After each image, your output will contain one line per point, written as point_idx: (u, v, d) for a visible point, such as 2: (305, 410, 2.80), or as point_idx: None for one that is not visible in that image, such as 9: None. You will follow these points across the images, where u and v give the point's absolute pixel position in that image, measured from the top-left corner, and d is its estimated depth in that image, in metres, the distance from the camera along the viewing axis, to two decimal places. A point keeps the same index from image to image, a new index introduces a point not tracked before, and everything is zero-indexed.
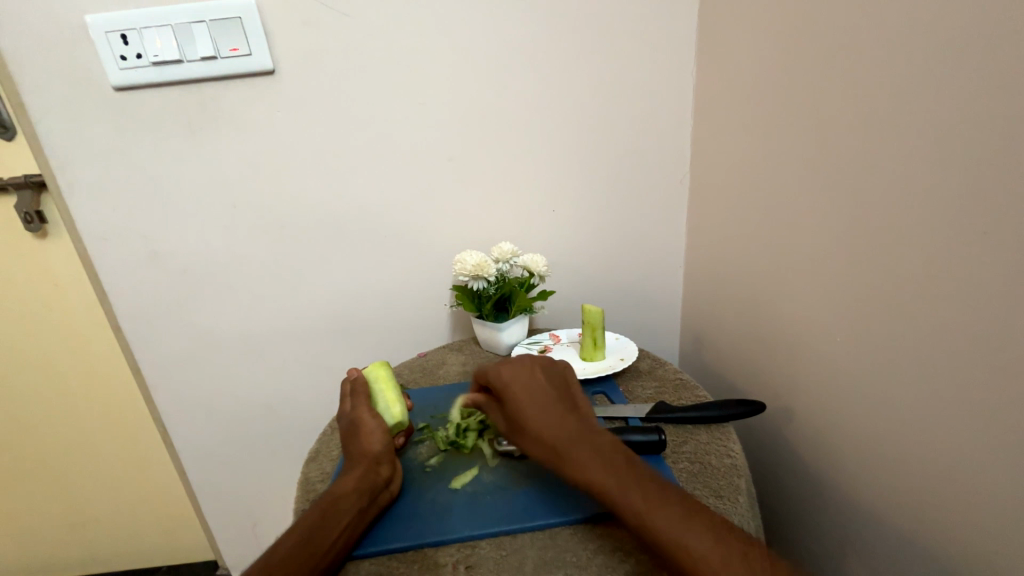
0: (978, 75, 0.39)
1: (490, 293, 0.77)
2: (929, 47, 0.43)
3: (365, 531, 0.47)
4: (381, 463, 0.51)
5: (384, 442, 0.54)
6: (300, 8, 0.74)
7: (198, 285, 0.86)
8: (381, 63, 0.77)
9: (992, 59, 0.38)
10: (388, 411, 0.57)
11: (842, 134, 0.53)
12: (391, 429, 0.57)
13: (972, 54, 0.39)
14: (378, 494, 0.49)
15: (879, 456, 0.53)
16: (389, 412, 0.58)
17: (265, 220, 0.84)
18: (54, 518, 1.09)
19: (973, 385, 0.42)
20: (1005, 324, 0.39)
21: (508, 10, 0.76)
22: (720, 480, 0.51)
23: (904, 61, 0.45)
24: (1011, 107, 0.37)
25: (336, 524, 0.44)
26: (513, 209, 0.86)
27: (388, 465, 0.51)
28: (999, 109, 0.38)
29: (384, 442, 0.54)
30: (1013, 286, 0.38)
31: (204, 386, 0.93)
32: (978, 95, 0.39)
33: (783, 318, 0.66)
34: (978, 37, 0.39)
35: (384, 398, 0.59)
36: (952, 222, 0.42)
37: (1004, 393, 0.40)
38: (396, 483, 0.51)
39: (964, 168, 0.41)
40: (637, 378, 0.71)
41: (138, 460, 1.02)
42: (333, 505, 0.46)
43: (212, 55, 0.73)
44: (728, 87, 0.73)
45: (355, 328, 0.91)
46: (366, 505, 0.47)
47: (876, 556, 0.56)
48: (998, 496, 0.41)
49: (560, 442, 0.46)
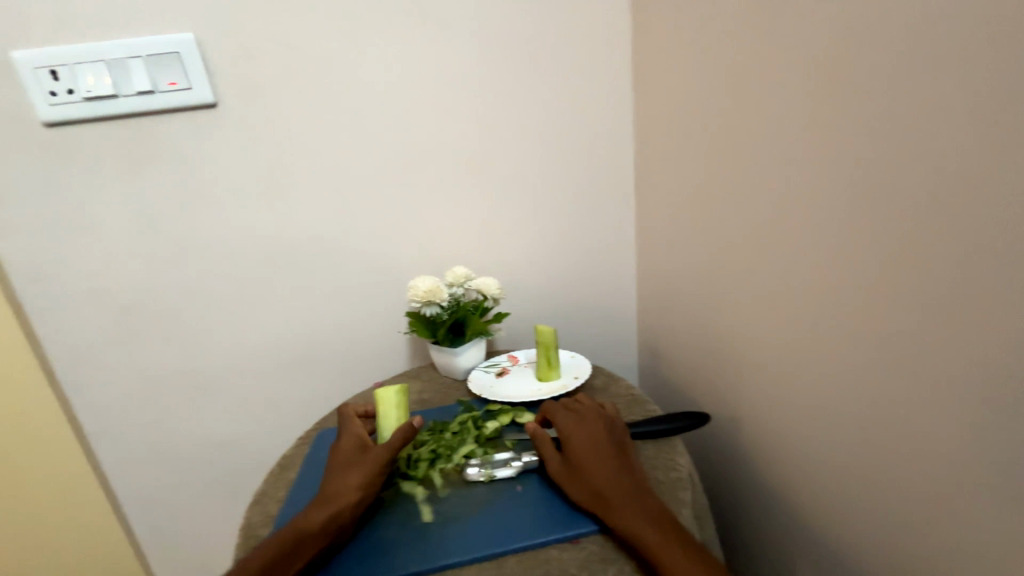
0: (876, 104, 0.44)
1: (443, 318, 0.77)
2: (838, 81, 0.48)
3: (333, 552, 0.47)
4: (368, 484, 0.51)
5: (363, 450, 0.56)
6: (240, 42, 0.74)
7: (139, 323, 0.83)
8: (328, 94, 0.78)
9: (886, 91, 0.43)
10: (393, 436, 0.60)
11: (767, 157, 0.58)
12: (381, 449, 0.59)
13: (868, 87, 0.45)
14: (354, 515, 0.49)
15: (824, 453, 0.57)
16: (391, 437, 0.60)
17: (212, 253, 0.81)
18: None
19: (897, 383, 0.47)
20: (918, 322, 0.44)
21: (451, 44, 0.79)
22: (665, 494, 0.52)
23: (816, 95, 0.50)
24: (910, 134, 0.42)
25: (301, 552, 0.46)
26: (466, 233, 0.87)
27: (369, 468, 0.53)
28: (897, 135, 0.43)
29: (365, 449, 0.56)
30: (920, 289, 0.43)
31: (149, 430, 0.88)
32: (876, 122, 0.45)
33: (728, 330, 0.70)
34: (872, 72, 0.44)
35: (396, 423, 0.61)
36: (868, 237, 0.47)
37: (924, 389, 0.44)
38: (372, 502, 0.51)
39: (873, 185, 0.46)
40: (591, 395, 0.73)
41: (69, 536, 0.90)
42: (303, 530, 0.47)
43: (150, 89, 0.72)
44: (663, 114, 0.78)
45: (311, 359, 0.89)
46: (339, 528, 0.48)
47: (828, 549, 0.59)
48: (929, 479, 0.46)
49: (612, 493, 0.46)
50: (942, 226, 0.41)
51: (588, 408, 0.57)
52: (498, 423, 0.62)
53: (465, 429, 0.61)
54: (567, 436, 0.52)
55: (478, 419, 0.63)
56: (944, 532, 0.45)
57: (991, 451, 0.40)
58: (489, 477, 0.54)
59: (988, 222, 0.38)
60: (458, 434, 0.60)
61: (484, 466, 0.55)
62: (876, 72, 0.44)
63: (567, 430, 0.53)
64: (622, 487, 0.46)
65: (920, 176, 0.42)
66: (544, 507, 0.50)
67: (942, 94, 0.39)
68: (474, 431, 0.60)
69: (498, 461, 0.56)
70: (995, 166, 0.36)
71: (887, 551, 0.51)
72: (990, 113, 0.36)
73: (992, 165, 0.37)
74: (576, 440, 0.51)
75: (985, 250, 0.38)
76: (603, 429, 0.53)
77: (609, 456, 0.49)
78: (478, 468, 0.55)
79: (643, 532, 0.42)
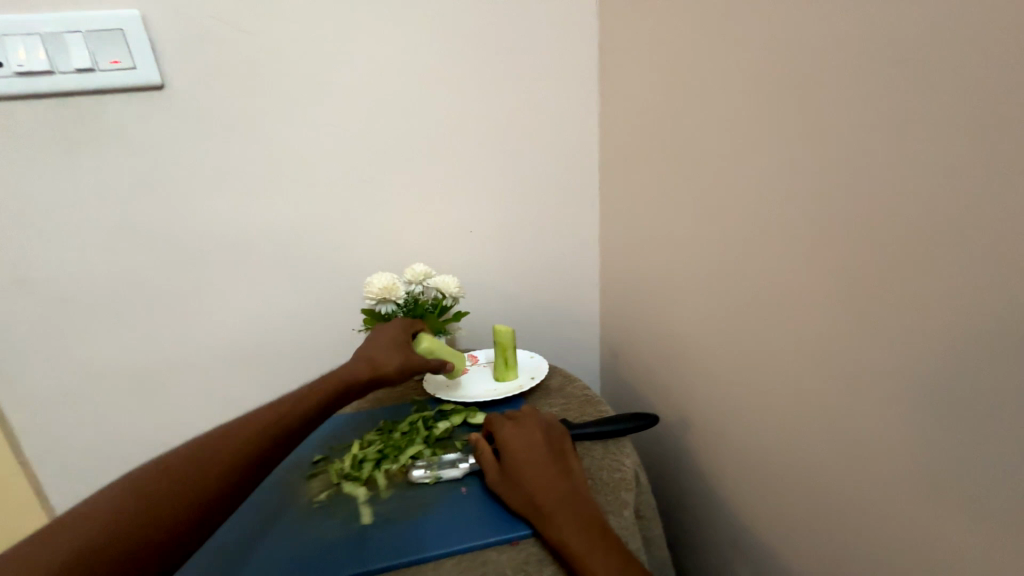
0: (815, 117, 0.46)
1: (399, 316, 0.75)
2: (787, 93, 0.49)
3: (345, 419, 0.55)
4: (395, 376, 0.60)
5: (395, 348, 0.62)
6: (192, 23, 0.71)
7: (76, 315, 0.78)
8: (287, 83, 0.76)
9: (823, 103, 0.45)
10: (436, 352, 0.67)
11: (719, 164, 0.60)
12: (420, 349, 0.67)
13: (808, 100, 0.47)
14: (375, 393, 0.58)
15: (764, 452, 0.59)
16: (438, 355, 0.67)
17: (157, 243, 0.78)
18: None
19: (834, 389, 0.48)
20: (844, 326, 0.46)
21: (417, 38, 0.77)
22: (608, 494, 0.53)
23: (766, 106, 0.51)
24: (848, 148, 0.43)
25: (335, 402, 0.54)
26: (428, 230, 0.86)
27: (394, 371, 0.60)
28: (832, 146, 0.45)
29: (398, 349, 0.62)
30: (847, 294, 0.45)
31: (83, 428, 0.83)
32: (815, 133, 0.47)
33: (682, 333, 0.71)
34: (811, 86, 0.46)
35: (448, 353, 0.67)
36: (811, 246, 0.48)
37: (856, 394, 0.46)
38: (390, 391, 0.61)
39: (811, 194, 0.48)
40: (546, 395, 0.73)
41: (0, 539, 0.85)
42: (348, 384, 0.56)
43: (90, 66, 0.68)
44: (627, 119, 0.79)
45: (265, 355, 0.86)
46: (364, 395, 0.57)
47: (767, 545, 0.61)
48: (853, 476, 0.48)
49: (547, 501, 0.46)
50: (867, 235, 0.43)
51: (529, 416, 0.56)
52: (449, 424, 0.62)
53: (414, 430, 0.61)
54: (505, 442, 0.52)
55: (429, 419, 0.63)
56: (865, 527, 0.47)
57: (904, 450, 0.42)
58: (436, 478, 0.53)
59: (903, 233, 0.39)
60: (407, 434, 0.60)
61: (431, 467, 0.54)
62: (814, 85, 0.46)
63: (505, 437, 0.52)
64: (557, 496, 0.46)
65: (850, 186, 0.44)
66: (486, 509, 0.49)
67: (868, 109, 0.41)
68: (423, 431, 0.60)
69: (445, 461, 0.55)
70: (912, 179, 0.38)
71: (818, 547, 0.53)
72: (907, 128, 0.38)
73: (909, 178, 0.38)
74: (513, 447, 0.51)
75: (901, 259, 0.40)
76: (540, 434, 0.52)
77: (546, 467, 0.49)
78: (424, 469, 0.54)
79: (577, 544, 0.43)
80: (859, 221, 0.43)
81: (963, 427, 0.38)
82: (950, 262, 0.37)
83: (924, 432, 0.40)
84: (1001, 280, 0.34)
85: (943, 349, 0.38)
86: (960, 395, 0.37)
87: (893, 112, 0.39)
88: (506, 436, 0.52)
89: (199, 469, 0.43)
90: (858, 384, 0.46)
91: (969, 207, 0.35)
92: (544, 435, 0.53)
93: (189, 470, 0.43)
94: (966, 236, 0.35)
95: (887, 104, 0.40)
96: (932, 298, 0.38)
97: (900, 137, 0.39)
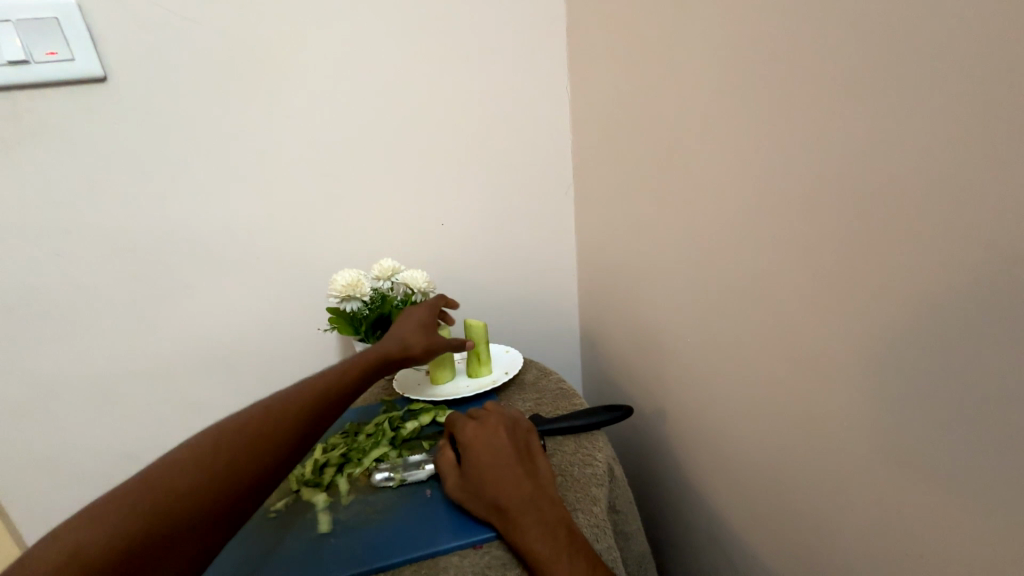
0: (770, 91, 0.44)
1: (365, 314, 0.72)
2: (743, 70, 0.47)
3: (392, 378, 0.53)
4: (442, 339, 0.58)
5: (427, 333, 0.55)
6: (132, 11, 0.67)
7: (25, 323, 0.74)
8: (239, 73, 0.72)
9: (779, 77, 0.43)
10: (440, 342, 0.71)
11: (681, 146, 0.57)
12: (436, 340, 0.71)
13: (763, 73, 0.45)
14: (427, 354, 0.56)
15: (737, 441, 0.57)
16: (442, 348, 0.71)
17: (109, 245, 0.74)
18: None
19: (797, 377, 0.47)
20: (804, 309, 0.44)
21: (376, 23, 0.74)
22: (578, 491, 0.51)
23: (725, 85, 0.49)
24: (805, 125, 0.41)
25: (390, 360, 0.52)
26: (397, 225, 0.83)
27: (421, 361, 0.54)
28: (787, 121, 0.43)
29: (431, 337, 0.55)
30: (806, 276, 0.44)
31: (41, 441, 0.79)
32: (770, 109, 0.44)
33: (656, 324, 0.70)
34: (766, 59, 0.44)
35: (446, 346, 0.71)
36: (772, 229, 0.46)
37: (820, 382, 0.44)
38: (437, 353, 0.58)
39: (769, 172, 0.46)
40: (520, 390, 0.71)
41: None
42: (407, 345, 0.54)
43: (24, 59, 0.64)
44: (595, 103, 0.77)
45: (231, 360, 0.83)
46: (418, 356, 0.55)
47: (743, 535, 0.60)
48: (818, 464, 0.46)
49: (511, 507, 0.43)
50: (823, 213, 0.41)
51: (492, 415, 0.53)
52: (417, 423, 0.59)
53: (380, 431, 0.58)
54: (467, 445, 0.49)
55: (396, 419, 0.60)
56: (832, 515, 0.46)
57: (863, 435, 0.41)
58: (400, 482, 0.51)
59: (858, 211, 0.38)
60: (373, 436, 0.58)
61: (395, 470, 0.52)
62: (769, 58, 0.44)
63: (467, 439, 0.50)
64: (521, 500, 0.44)
65: (807, 162, 0.41)
66: (450, 513, 0.48)
67: (820, 80, 0.39)
68: (389, 433, 0.58)
69: (411, 463, 0.53)
70: (863, 152, 0.36)
71: (788, 535, 0.52)
72: (857, 98, 0.36)
73: (861, 153, 0.37)
74: (476, 449, 0.48)
75: (854, 236, 0.38)
76: (504, 434, 0.50)
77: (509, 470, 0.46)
78: (388, 473, 0.52)
79: (540, 549, 0.41)
80: (816, 198, 0.41)
81: (918, 410, 0.36)
82: (900, 237, 0.35)
83: (881, 416, 0.39)
84: (955, 256, 0.32)
85: (898, 329, 0.36)
86: (914, 376, 0.36)
87: (842, 82, 0.37)
88: (468, 439, 0.50)
89: (218, 463, 0.38)
90: (818, 369, 0.44)
91: (915, 178, 0.33)
92: (509, 434, 0.50)
93: (240, 436, 0.40)
94: (916, 210, 0.33)
95: (837, 74, 0.37)
96: (885, 277, 0.36)
97: (850, 108, 0.37)
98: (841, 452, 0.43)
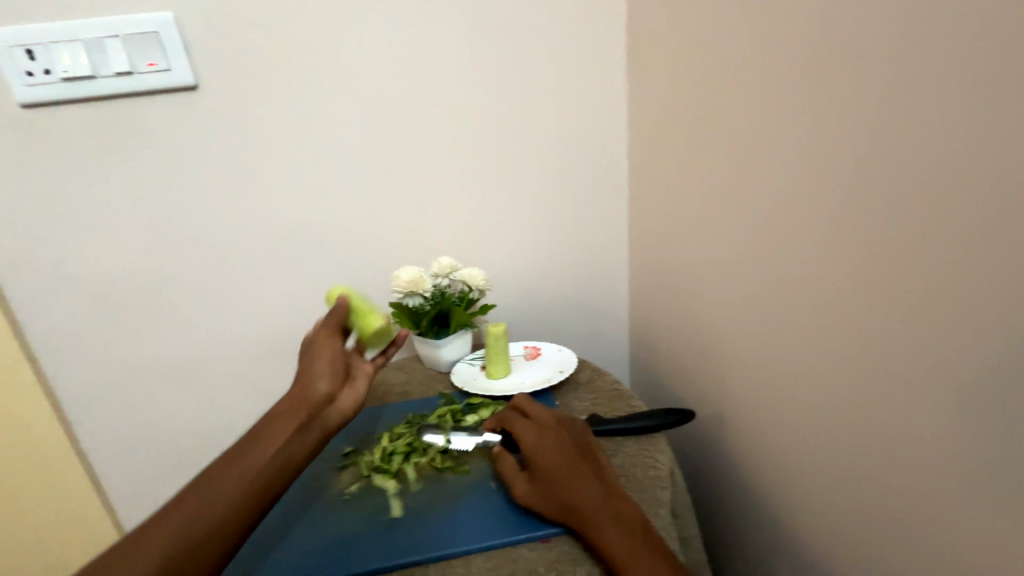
0: (864, 89, 0.43)
1: (426, 309, 0.76)
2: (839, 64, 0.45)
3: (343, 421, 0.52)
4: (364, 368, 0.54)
5: (329, 362, 0.52)
6: (219, 22, 0.71)
7: (119, 310, 0.81)
8: (311, 78, 0.75)
9: (876, 75, 0.41)
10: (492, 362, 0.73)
11: (756, 146, 0.56)
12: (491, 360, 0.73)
13: (857, 70, 0.43)
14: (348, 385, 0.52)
15: (805, 451, 0.55)
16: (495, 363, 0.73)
17: (192, 240, 0.80)
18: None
19: (889, 388, 0.44)
20: (895, 317, 0.43)
21: (440, 28, 0.76)
22: (640, 493, 0.51)
23: (815, 80, 0.47)
24: (910, 118, 0.39)
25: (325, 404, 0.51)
26: (452, 224, 0.85)
27: (344, 395, 0.51)
28: (883, 121, 0.41)
29: (332, 366, 0.52)
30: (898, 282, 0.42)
31: (128, 418, 0.87)
32: (864, 108, 0.43)
33: (718, 327, 0.68)
34: (861, 55, 0.43)
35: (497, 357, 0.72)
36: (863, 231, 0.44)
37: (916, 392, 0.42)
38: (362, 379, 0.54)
39: (858, 173, 0.44)
40: (574, 389, 0.71)
41: (57, 524, 0.89)
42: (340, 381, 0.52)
43: (129, 70, 0.70)
44: (656, 102, 0.76)
45: (295, 349, 0.87)
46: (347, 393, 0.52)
47: (807, 549, 0.58)
48: (903, 480, 0.44)
49: (588, 506, 0.44)
50: (925, 214, 0.39)
51: (546, 414, 0.53)
52: (477, 417, 0.61)
53: (443, 423, 0.60)
54: (532, 445, 0.49)
55: (456, 412, 0.62)
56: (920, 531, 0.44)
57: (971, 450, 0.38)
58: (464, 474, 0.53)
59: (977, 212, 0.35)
60: (435, 428, 0.60)
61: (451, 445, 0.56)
62: (865, 55, 0.42)
63: (530, 439, 0.50)
64: (595, 500, 0.44)
65: (906, 164, 0.40)
66: (514, 505, 0.49)
67: (931, 76, 0.37)
68: (451, 425, 0.60)
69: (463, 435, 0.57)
70: (977, 155, 0.35)
71: (861, 552, 0.50)
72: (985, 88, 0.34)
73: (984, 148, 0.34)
74: (543, 450, 0.48)
75: (964, 242, 0.37)
76: (567, 436, 0.50)
77: (573, 470, 0.46)
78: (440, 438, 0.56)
79: (615, 546, 0.41)
80: (915, 203, 0.40)
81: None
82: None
83: (986, 433, 0.37)
84: None
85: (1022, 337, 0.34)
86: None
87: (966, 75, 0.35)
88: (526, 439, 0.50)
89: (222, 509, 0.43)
90: (914, 379, 0.42)
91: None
92: (571, 434, 0.50)
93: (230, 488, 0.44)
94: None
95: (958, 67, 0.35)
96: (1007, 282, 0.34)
97: (964, 109, 0.35)
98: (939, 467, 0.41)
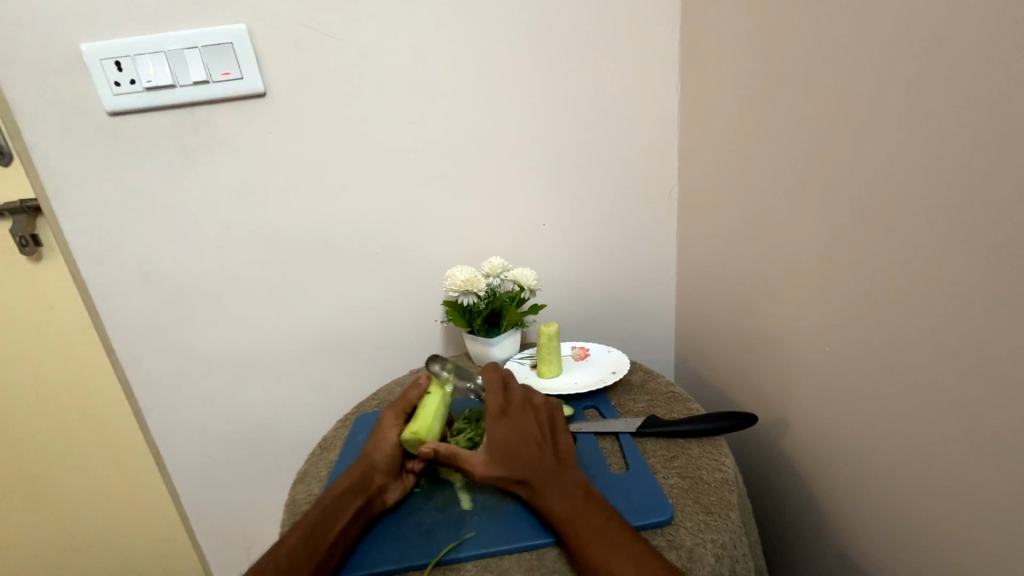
0: (959, 96, 0.41)
1: (480, 308, 0.77)
2: (921, 66, 0.44)
3: (371, 525, 0.49)
4: (379, 469, 0.52)
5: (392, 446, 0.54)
6: (288, 31, 0.74)
7: (190, 305, 0.86)
8: (373, 83, 0.78)
9: (968, 82, 0.40)
10: (547, 360, 0.72)
11: (826, 149, 0.55)
12: (546, 358, 0.72)
13: (950, 77, 0.41)
14: (373, 497, 0.50)
15: (877, 460, 0.54)
16: (551, 362, 0.72)
17: (258, 241, 0.84)
18: (42, 557, 1.04)
19: (971, 396, 0.44)
20: (980, 322, 0.42)
21: (498, 33, 0.78)
22: (712, 495, 0.50)
23: (893, 81, 0.46)
24: (1000, 121, 0.38)
25: (350, 509, 0.48)
26: (503, 223, 0.87)
27: (395, 485, 0.52)
28: (972, 130, 0.40)
29: (392, 455, 0.54)
30: (987, 292, 0.41)
31: (196, 409, 0.92)
32: (957, 116, 0.41)
33: (777, 330, 0.68)
34: (953, 64, 0.41)
35: (550, 355, 0.72)
36: (945, 235, 0.44)
37: (1002, 398, 0.41)
38: (392, 491, 0.52)
39: (939, 181, 0.43)
40: (628, 390, 0.72)
41: (133, 493, 0.98)
42: (369, 475, 0.51)
43: (205, 78, 0.74)
44: (713, 104, 0.76)
45: (350, 344, 0.91)
46: (365, 499, 0.49)
47: (879, 557, 0.57)
48: (995, 496, 0.43)
49: (586, 541, 0.43)
50: (1010, 218, 0.38)
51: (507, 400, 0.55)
52: None
53: None
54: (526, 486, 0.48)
55: None
56: (998, 539, 0.43)
57: None
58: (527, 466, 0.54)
59: None
60: None
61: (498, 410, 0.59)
62: (954, 62, 0.41)
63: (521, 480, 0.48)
64: (592, 533, 0.43)
65: (993, 170, 0.39)
66: None
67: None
68: None
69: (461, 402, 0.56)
70: None
71: (944, 566, 0.49)
72: None
73: None
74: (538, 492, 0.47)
75: None
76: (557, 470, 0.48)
77: (520, 462, 0.49)
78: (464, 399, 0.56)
79: (559, 525, 0.44)
80: (1013, 214, 0.38)
81: None
82: None
83: None
84: None
85: None
86: None
87: None
88: (482, 426, 0.51)
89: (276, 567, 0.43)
90: (1004, 388, 0.41)
91: None
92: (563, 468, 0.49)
93: (284, 550, 0.45)
94: None
95: None
96: None
97: None
98: (1018, 473, 0.41)
